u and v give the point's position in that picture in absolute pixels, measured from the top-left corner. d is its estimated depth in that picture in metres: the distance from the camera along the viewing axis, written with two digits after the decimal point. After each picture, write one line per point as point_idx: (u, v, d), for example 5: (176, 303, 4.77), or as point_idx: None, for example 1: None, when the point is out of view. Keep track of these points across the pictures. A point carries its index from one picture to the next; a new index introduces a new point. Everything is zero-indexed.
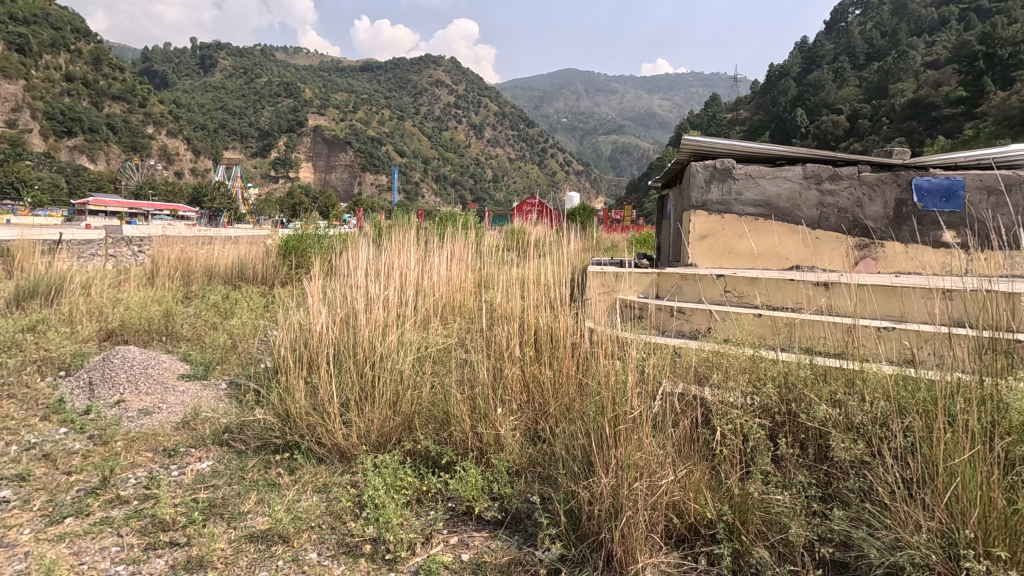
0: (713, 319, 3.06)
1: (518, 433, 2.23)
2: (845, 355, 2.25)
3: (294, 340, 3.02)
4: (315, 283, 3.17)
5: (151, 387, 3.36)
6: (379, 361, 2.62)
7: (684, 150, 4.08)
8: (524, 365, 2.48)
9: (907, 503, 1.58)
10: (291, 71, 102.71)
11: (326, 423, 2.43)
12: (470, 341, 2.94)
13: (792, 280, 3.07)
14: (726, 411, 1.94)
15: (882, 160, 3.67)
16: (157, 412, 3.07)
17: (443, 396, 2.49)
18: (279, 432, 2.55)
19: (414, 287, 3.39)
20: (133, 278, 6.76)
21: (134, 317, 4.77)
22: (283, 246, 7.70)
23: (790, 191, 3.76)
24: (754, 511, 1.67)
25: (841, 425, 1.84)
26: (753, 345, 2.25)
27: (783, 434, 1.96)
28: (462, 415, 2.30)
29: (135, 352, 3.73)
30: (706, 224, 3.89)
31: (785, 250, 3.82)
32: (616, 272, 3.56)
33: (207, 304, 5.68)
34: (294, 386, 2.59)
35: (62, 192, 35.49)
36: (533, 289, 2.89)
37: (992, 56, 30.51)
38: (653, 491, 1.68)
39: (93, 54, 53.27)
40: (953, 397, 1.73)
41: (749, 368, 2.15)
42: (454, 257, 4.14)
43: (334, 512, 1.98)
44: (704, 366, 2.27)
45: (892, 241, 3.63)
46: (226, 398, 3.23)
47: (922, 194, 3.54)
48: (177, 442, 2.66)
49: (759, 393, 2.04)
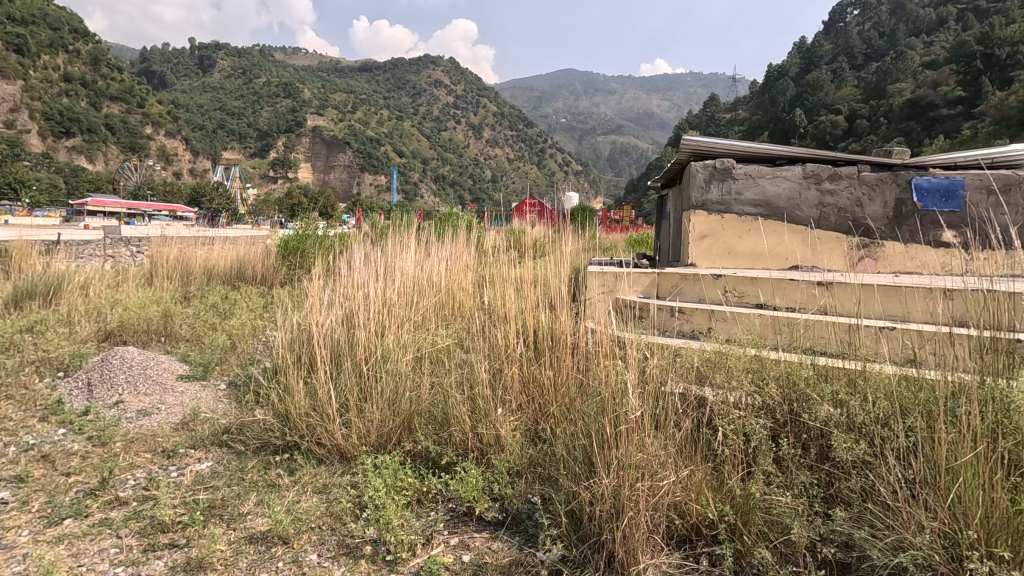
0: (714, 320, 3.05)
1: (519, 433, 2.22)
2: (846, 355, 2.25)
3: (293, 340, 3.02)
4: (315, 284, 3.17)
5: (150, 387, 3.37)
6: (377, 363, 2.61)
7: (684, 150, 4.08)
8: (524, 364, 2.48)
9: (907, 502, 1.59)
10: (291, 71, 102.43)
11: (326, 423, 2.42)
12: (469, 340, 2.93)
13: (793, 280, 3.06)
14: (727, 412, 1.95)
15: (881, 160, 3.66)
16: (156, 412, 3.06)
17: (442, 397, 2.47)
18: (279, 433, 2.54)
19: (412, 286, 3.38)
20: (131, 279, 6.76)
21: (132, 317, 4.77)
22: (282, 247, 7.69)
23: (789, 190, 3.76)
24: (754, 509, 1.67)
25: (840, 426, 1.85)
26: (755, 345, 2.25)
27: (784, 435, 1.96)
28: (462, 416, 2.30)
29: (133, 352, 3.73)
30: (706, 224, 3.89)
31: (785, 251, 3.81)
32: (616, 272, 3.55)
33: (207, 304, 5.68)
34: (293, 387, 2.58)
35: (60, 192, 35.42)
36: (532, 291, 2.90)
37: (990, 56, 30.88)
38: (654, 492, 1.67)
39: (91, 55, 53.24)
40: (953, 396, 1.73)
41: (752, 368, 2.14)
42: (453, 257, 4.13)
43: (334, 513, 1.97)
44: (705, 366, 2.27)
45: (892, 241, 3.63)
46: (226, 398, 3.23)
47: (921, 194, 3.54)
48: (176, 443, 2.65)
49: (761, 392, 2.03)
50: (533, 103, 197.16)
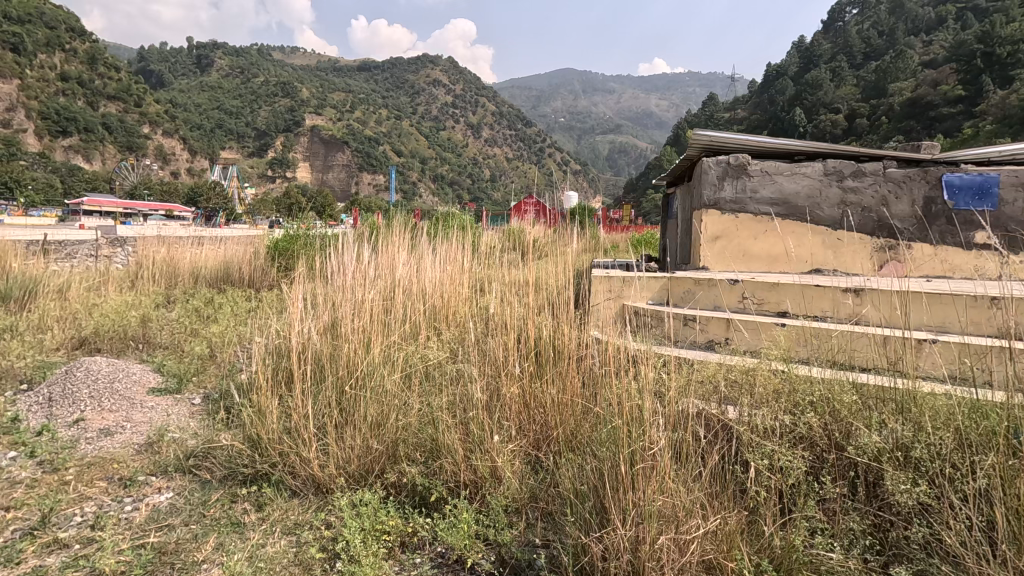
0: (733, 330, 2.78)
1: (517, 462, 1.98)
2: (885, 369, 2.04)
3: (271, 351, 2.77)
4: (301, 289, 2.94)
5: (116, 404, 3.09)
6: (360, 381, 2.36)
7: (696, 144, 3.80)
8: (525, 382, 2.25)
9: (979, 563, 1.35)
10: (288, 71, 101.79)
11: (301, 451, 2.15)
12: (463, 352, 2.66)
13: (819, 285, 2.79)
14: (761, 445, 1.74)
15: (909, 155, 3.40)
16: (119, 433, 2.79)
17: (432, 420, 2.19)
18: (248, 461, 2.26)
19: (402, 293, 3.14)
20: (114, 283, 6.49)
21: (109, 323, 4.50)
22: (272, 247, 7.41)
23: (809, 188, 3.51)
24: (799, 564, 1.43)
25: (882, 454, 1.65)
26: (786, 363, 2.06)
27: (825, 470, 1.71)
28: (454, 445, 2.01)
29: (101, 365, 3.48)
30: (719, 224, 3.65)
31: (806, 253, 3.53)
32: (624, 277, 3.28)
33: (190, 309, 5.43)
34: (265, 406, 2.32)
35: (57, 192, 35.09)
36: (531, 296, 2.72)
37: (990, 55, 30.75)
38: (681, 548, 1.42)
39: (88, 54, 52.47)
40: (1014, 425, 1.53)
41: (782, 391, 1.94)
42: (447, 259, 3.88)
43: (302, 563, 1.69)
44: (730, 387, 2.07)
45: (920, 242, 3.37)
46: (198, 415, 2.95)
47: (952, 191, 3.28)
48: (135, 470, 2.37)
49: (799, 422, 1.80)
50: (532, 100, 196.18)
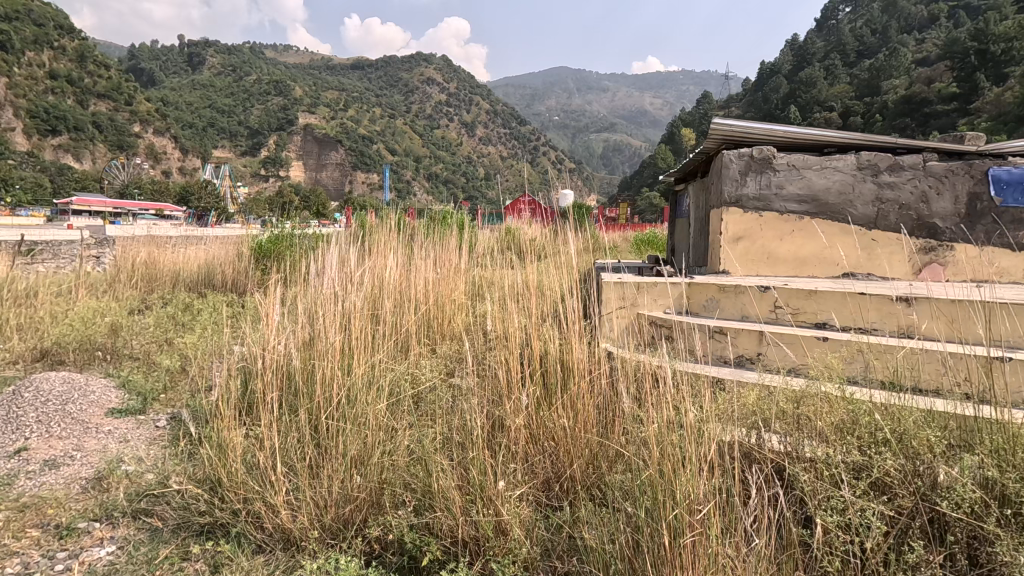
0: (765, 346, 2.48)
1: (528, 513, 1.63)
2: (963, 399, 1.71)
3: (240, 372, 2.45)
4: (275, 295, 2.58)
5: (66, 429, 2.74)
6: (340, 408, 2.01)
7: (714, 136, 3.46)
8: (532, 414, 1.91)
9: None
10: (281, 70, 100.74)
11: (267, 496, 1.80)
12: (459, 372, 2.32)
13: (867, 291, 2.47)
14: (826, 490, 1.43)
15: (949, 147, 3.13)
16: (66, 465, 2.42)
17: (421, 456, 1.85)
18: (207, 506, 1.91)
19: (386, 302, 2.83)
20: (86, 287, 6.07)
21: (72, 331, 4.14)
22: (256, 249, 6.90)
23: (841, 183, 3.18)
24: None
25: (980, 506, 1.33)
26: (840, 383, 1.76)
27: (909, 528, 1.39)
28: (451, 493, 1.64)
29: (56, 382, 3.12)
30: (741, 223, 3.31)
31: (835, 254, 3.23)
32: (637, 283, 2.95)
33: (166, 316, 5.06)
34: (229, 440, 1.98)
35: (45, 192, 34.53)
36: (534, 304, 2.40)
37: (984, 52, 30.54)
38: None
39: (78, 52, 50.86)
40: None
41: (846, 423, 1.61)
42: (441, 261, 3.55)
43: None
44: (780, 411, 1.75)
45: (964, 243, 3.08)
46: (159, 442, 2.61)
47: (999, 186, 3.02)
48: (77, 514, 2.00)
49: (873, 463, 1.47)
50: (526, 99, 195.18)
